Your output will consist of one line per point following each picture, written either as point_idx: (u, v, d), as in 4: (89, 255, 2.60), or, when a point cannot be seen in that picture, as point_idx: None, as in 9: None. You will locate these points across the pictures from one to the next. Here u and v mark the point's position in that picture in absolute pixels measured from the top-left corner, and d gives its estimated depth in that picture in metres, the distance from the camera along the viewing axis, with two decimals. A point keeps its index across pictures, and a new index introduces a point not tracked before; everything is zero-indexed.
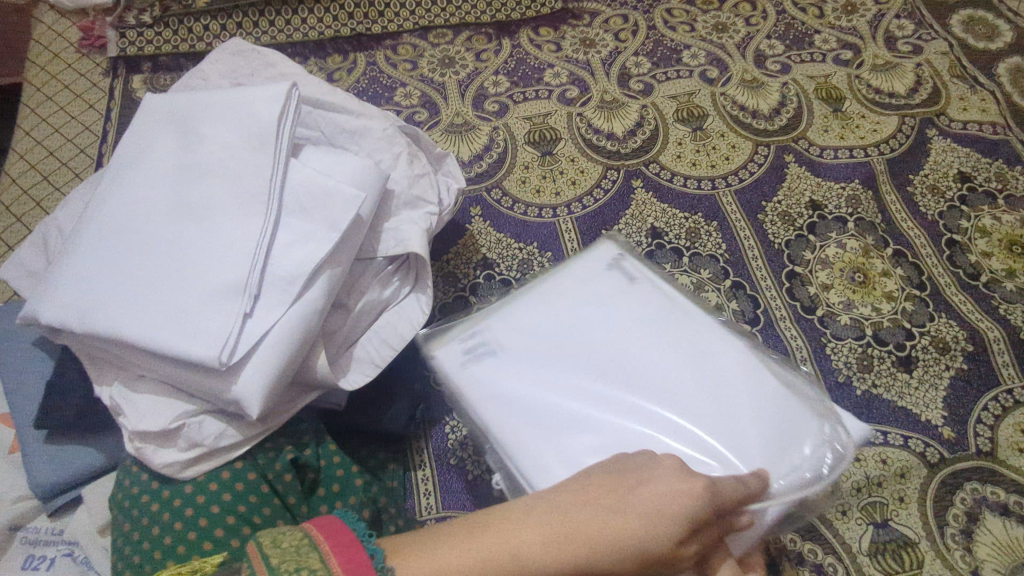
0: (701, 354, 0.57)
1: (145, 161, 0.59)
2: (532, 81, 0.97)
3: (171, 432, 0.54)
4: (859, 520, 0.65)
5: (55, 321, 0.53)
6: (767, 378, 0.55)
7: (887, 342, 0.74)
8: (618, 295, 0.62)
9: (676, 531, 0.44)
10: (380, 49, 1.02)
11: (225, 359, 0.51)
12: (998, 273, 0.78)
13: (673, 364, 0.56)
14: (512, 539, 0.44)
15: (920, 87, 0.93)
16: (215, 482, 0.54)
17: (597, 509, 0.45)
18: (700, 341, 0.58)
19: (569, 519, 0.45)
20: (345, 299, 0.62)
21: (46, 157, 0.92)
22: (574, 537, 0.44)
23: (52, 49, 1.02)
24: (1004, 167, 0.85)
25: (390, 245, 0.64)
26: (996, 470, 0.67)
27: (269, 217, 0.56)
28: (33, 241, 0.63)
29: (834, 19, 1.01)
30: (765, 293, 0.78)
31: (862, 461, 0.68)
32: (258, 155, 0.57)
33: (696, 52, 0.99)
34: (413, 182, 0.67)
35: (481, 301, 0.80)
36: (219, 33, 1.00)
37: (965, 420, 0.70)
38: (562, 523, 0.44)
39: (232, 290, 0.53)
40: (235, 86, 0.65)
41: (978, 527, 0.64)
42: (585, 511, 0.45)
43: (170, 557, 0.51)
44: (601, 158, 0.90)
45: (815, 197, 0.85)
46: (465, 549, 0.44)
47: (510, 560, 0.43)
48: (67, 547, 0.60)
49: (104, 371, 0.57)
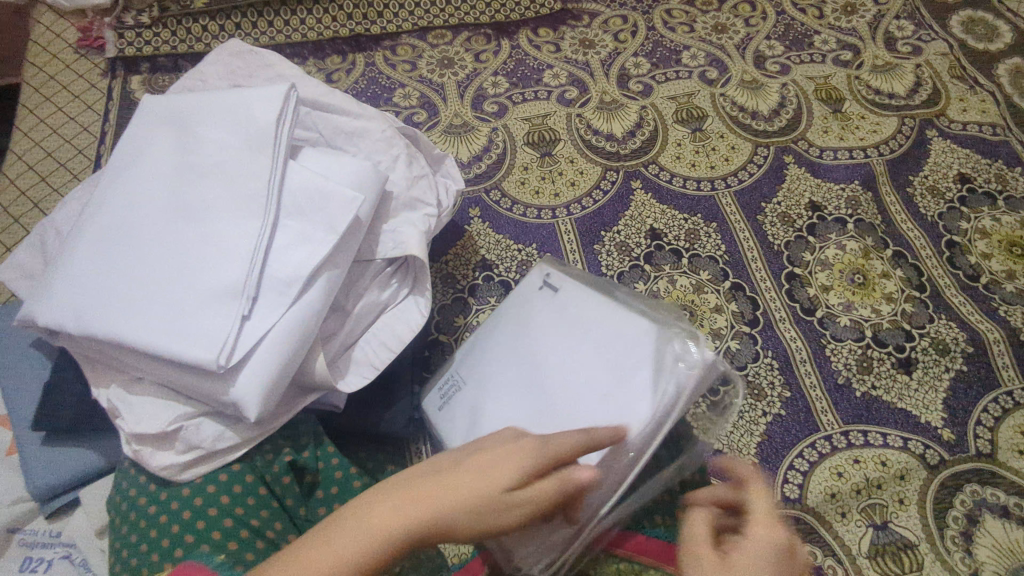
0: (596, 338, 0.59)
1: (143, 163, 0.59)
2: (531, 82, 0.97)
3: (169, 434, 0.54)
4: (858, 522, 0.65)
5: (52, 324, 0.53)
6: (630, 333, 0.57)
7: (887, 344, 0.74)
8: (540, 308, 0.64)
9: (510, 477, 0.43)
10: (379, 50, 1.02)
11: (223, 362, 0.51)
12: (998, 275, 0.78)
13: (580, 354, 0.59)
14: (363, 511, 0.43)
15: (919, 88, 0.93)
16: (213, 484, 0.54)
17: (442, 474, 0.45)
18: (613, 328, 0.58)
19: (417, 487, 0.44)
20: (343, 302, 0.62)
21: (45, 158, 0.92)
22: (420, 502, 0.43)
23: (50, 50, 1.02)
24: (1003, 168, 0.85)
25: (388, 247, 0.63)
26: (996, 472, 0.67)
27: (267, 219, 0.55)
28: (31, 243, 0.62)
29: (834, 20, 1.01)
30: (765, 295, 0.78)
31: (862, 463, 0.68)
32: (256, 157, 0.57)
33: (695, 53, 0.98)
34: (412, 184, 0.67)
35: (480, 303, 0.79)
36: (218, 34, 1.00)
37: (964, 422, 0.69)
38: (411, 491, 0.44)
39: (229, 292, 0.53)
40: (234, 88, 0.65)
41: (977, 529, 0.64)
42: (430, 478, 0.45)
43: (167, 559, 0.50)
44: (600, 159, 0.90)
45: (815, 198, 0.85)
46: (323, 535, 0.42)
47: (371, 544, 0.41)
48: (65, 549, 0.60)
49: (102, 374, 0.57)
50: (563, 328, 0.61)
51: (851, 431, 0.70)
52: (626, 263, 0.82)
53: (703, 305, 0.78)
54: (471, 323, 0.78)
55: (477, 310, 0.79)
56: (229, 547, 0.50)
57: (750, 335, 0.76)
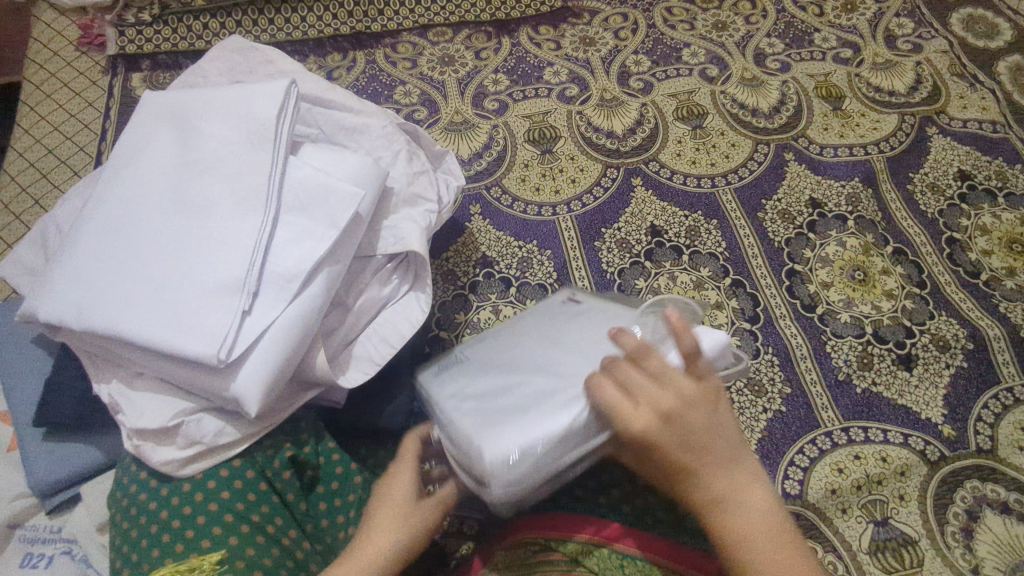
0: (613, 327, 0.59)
1: (144, 159, 0.59)
2: (531, 80, 0.97)
3: (170, 430, 0.54)
4: (859, 518, 0.65)
5: (53, 319, 0.53)
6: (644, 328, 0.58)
7: (887, 341, 0.74)
8: (559, 312, 0.66)
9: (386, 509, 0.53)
10: (379, 48, 1.02)
11: (224, 357, 0.51)
12: (998, 272, 0.78)
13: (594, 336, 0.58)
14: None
15: (919, 86, 0.93)
16: (214, 480, 0.54)
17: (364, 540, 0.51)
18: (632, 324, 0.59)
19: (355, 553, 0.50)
20: (344, 297, 0.62)
21: (45, 156, 0.92)
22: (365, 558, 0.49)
23: (50, 48, 1.02)
24: (1004, 166, 0.85)
25: (388, 243, 0.63)
26: (996, 469, 0.67)
27: (268, 215, 0.55)
28: (32, 238, 0.62)
29: (834, 18, 1.01)
30: (765, 291, 0.78)
31: (862, 460, 0.68)
32: (257, 153, 0.57)
33: (696, 51, 0.98)
34: (412, 180, 0.67)
35: (481, 300, 0.79)
36: (219, 32, 1.00)
37: (964, 418, 0.69)
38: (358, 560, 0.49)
39: (230, 287, 0.53)
40: (234, 84, 0.65)
41: (978, 525, 0.64)
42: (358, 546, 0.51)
43: (168, 554, 0.50)
44: (601, 156, 0.90)
45: (816, 195, 0.85)
46: None
47: None
48: (66, 544, 0.61)
49: (103, 369, 0.57)
50: (581, 321, 0.62)
51: (852, 427, 0.70)
52: (627, 260, 0.82)
53: (704, 302, 0.78)
54: (471, 320, 0.78)
55: (478, 307, 0.79)
56: (230, 542, 0.51)
57: (750, 331, 0.76)
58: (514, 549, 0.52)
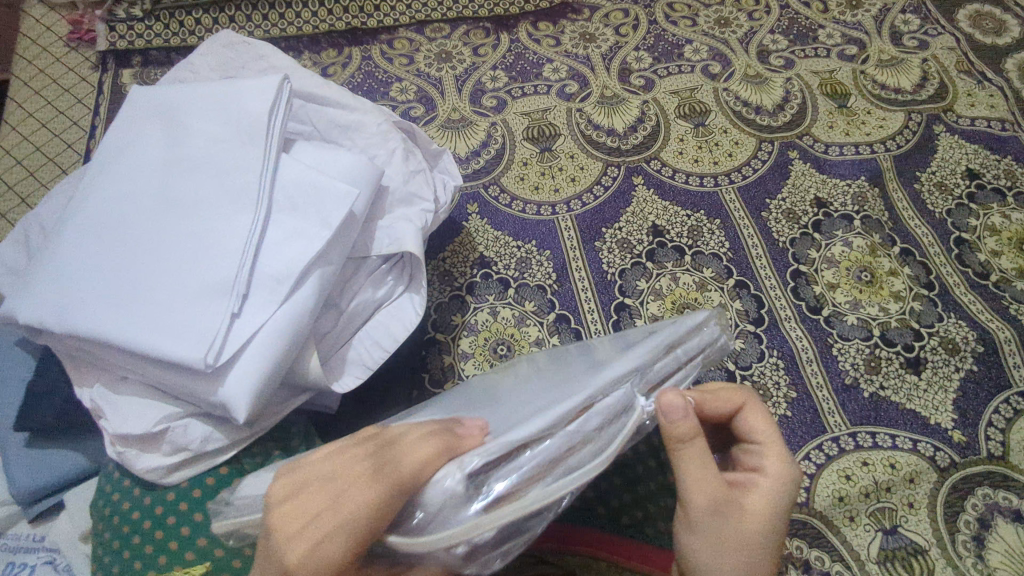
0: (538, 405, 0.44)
1: (130, 156, 0.57)
2: (530, 76, 0.95)
3: (154, 436, 0.52)
4: (867, 526, 0.63)
5: (33, 321, 0.51)
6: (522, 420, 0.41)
7: (895, 343, 0.72)
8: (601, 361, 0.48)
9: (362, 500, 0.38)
10: (375, 44, 1.00)
11: (211, 361, 0.49)
12: (1008, 272, 0.76)
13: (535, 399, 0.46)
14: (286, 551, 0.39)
15: (926, 83, 0.91)
16: (200, 488, 0.52)
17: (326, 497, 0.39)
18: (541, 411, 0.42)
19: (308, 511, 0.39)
20: (336, 299, 0.60)
21: (33, 153, 0.90)
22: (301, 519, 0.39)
23: (39, 43, 1.00)
24: (1012, 165, 0.84)
25: (384, 243, 0.61)
26: (1008, 475, 0.65)
27: (259, 214, 0.53)
28: (15, 238, 0.60)
29: (838, 14, 0.99)
30: (769, 292, 0.76)
31: (871, 466, 0.66)
32: (248, 149, 0.55)
33: (698, 47, 0.96)
34: (409, 178, 0.65)
35: (478, 301, 0.78)
36: (212, 27, 0.98)
37: (975, 423, 0.68)
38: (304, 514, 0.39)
39: (219, 289, 0.51)
40: (225, 79, 0.63)
41: (990, 533, 0.63)
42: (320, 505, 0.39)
43: (151, 567, 0.49)
44: (601, 154, 0.88)
45: (821, 194, 0.83)
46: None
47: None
48: (48, 554, 0.59)
49: (85, 373, 0.55)
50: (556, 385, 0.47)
51: (860, 433, 0.68)
52: (627, 260, 0.80)
53: (706, 304, 0.76)
54: (469, 321, 0.76)
55: (475, 308, 0.77)
56: (215, 554, 0.50)
57: (755, 334, 0.73)
58: (510, 560, 0.51)
